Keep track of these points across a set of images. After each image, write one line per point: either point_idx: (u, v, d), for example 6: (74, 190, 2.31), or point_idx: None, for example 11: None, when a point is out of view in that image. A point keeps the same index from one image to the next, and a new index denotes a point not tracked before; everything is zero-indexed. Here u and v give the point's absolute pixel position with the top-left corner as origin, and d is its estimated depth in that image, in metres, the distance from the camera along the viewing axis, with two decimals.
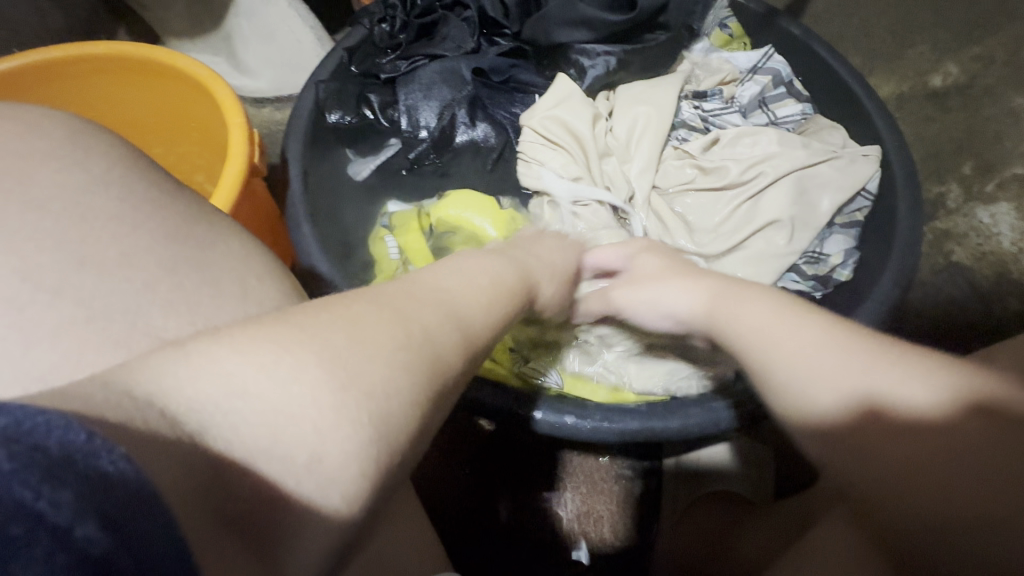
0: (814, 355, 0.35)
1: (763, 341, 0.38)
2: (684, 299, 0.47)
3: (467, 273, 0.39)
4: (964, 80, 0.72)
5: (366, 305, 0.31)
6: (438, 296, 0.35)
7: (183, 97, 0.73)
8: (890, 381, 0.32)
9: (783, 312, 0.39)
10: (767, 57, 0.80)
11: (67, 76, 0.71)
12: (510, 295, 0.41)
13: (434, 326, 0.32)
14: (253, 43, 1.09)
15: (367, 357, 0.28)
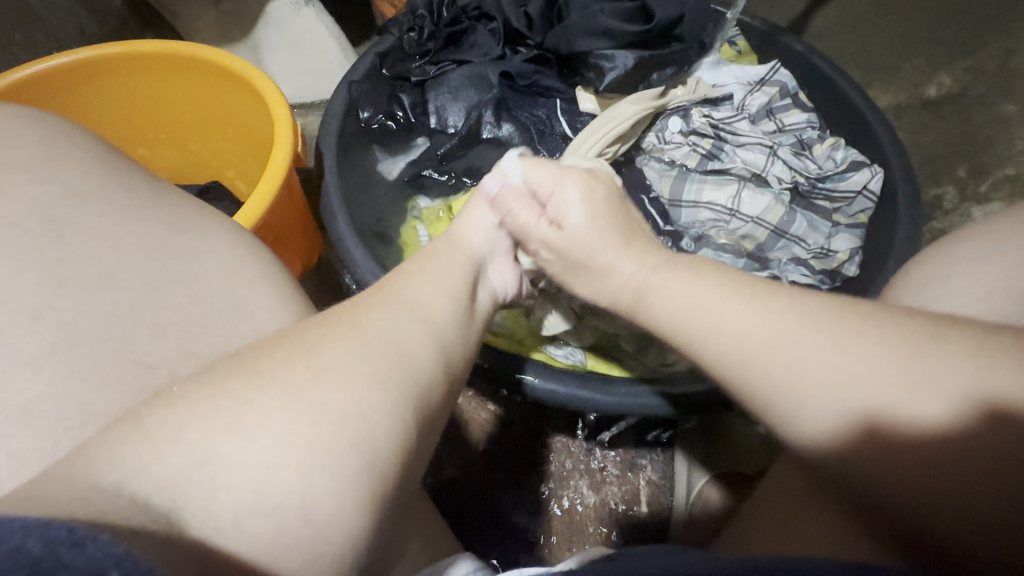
0: (791, 330, 0.37)
1: (715, 313, 0.40)
2: (623, 264, 0.48)
3: (432, 279, 0.44)
4: (958, 90, 0.77)
5: (344, 345, 0.35)
6: (398, 314, 0.39)
7: (224, 94, 0.77)
8: (867, 383, 0.34)
9: (728, 291, 0.41)
10: (773, 71, 0.85)
11: (116, 73, 0.75)
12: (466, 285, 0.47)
13: (392, 328, 0.37)
14: (281, 53, 1.14)
15: (356, 385, 0.33)
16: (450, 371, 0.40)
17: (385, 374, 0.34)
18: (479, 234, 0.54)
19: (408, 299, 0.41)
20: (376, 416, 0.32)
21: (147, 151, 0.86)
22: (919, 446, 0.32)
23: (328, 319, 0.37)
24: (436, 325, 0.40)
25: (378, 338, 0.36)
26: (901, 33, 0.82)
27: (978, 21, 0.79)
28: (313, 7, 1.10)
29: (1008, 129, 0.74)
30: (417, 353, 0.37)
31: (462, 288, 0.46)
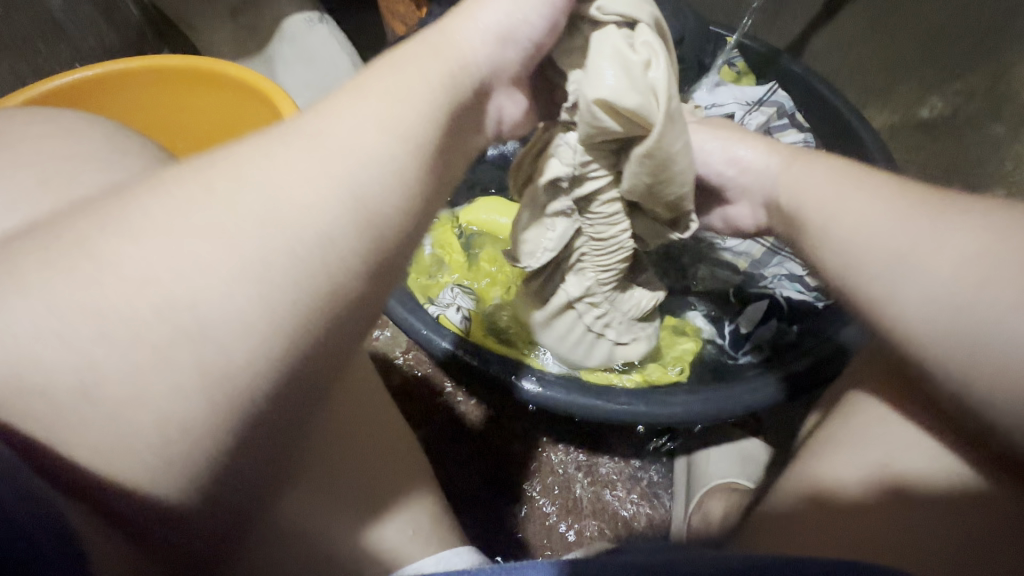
0: (878, 219, 0.42)
1: (828, 210, 0.46)
2: (755, 155, 0.54)
3: (364, 110, 0.34)
4: (950, 112, 0.78)
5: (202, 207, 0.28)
6: (292, 153, 0.31)
7: (241, 108, 0.80)
8: (965, 274, 0.36)
9: (865, 188, 0.45)
10: (771, 92, 0.88)
11: (137, 85, 0.78)
12: (427, 130, 0.35)
13: (282, 202, 0.29)
14: (293, 65, 1.17)
15: (205, 256, 0.27)
16: (388, 249, 0.32)
17: (243, 241, 0.28)
18: (473, 39, 0.41)
19: (321, 150, 0.32)
20: (221, 304, 0.27)
21: None
22: (996, 384, 0.34)
23: (210, 168, 0.31)
24: (360, 171, 0.31)
25: (248, 197, 0.29)
26: (894, 54, 0.81)
27: (973, 39, 0.74)
28: (326, 23, 1.15)
29: (997, 146, 0.73)
30: (301, 209, 0.29)
31: (410, 132, 0.34)
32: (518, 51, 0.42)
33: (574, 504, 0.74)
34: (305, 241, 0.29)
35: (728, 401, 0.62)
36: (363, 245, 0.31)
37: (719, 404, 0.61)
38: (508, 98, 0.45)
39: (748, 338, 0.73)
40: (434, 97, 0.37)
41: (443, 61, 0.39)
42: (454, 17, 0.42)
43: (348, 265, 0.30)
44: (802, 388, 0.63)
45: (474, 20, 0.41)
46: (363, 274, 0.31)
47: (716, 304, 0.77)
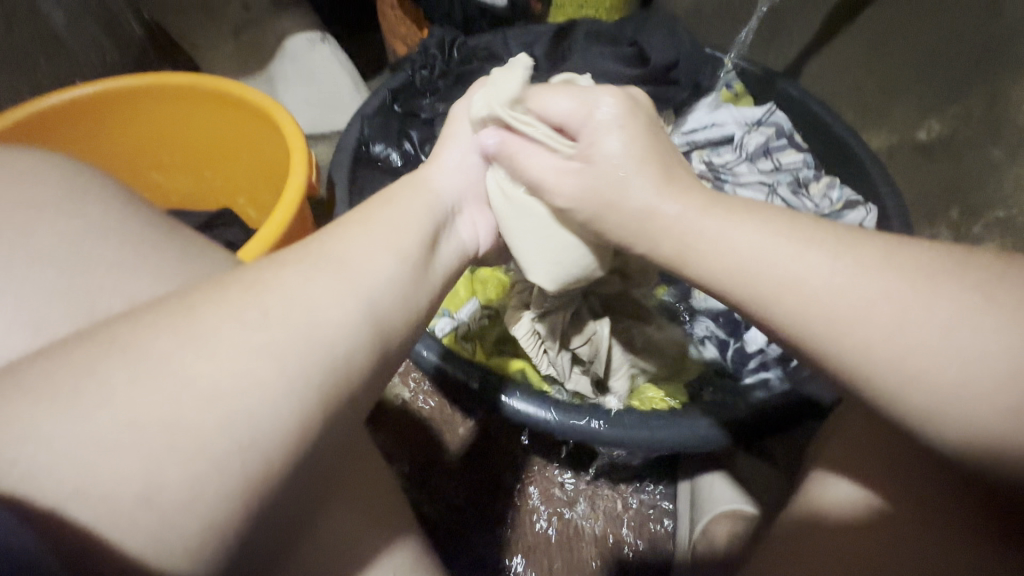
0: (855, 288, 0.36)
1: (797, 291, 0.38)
2: (668, 204, 0.42)
3: (375, 233, 0.43)
4: (947, 135, 0.76)
5: (244, 319, 0.33)
6: (318, 272, 0.37)
7: (241, 125, 0.80)
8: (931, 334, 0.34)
9: (796, 239, 0.39)
10: (770, 113, 0.89)
11: (139, 100, 0.77)
12: (421, 247, 0.45)
13: (313, 290, 0.36)
14: (293, 85, 1.18)
15: (256, 368, 0.31)
16: (392, 354, 0.39)
17: (287, 349, 0.33)
18: (444, 181, 0.53)
19: (334, 254, 0.40)
20: (267, 391, 0.31)
21: (161, 176, 0.87)
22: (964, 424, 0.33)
23: (239, 283, 0.35)
24: (378, 286, 0.39)
25: (284, 305, 0.34)
26: (888, 77, 0.81)
27: (967, 62, 0.72)
28: (327, 44, 1.16)
29: (995, 172, 0.71)
30: (335, 323, 0.35)
31: (409, 246, 0.44)
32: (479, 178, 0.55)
33: (575, 536, 0.71)
34: (341, 342, 0.35)
35: (716, 428, 0.60)
36: (381, 348, 0.38)
37: (692, 431, 0.60)
38: (476, 217, 0.55)
39: (754, 355, 0.72)
40: (422, 223, 0.48)
41: (425, 195, 0.51)
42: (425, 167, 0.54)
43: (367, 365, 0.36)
44: (758, 426, 0.62)
45: (441, 164, 0.54)
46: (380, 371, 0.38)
47: (722, 326, 0.75)
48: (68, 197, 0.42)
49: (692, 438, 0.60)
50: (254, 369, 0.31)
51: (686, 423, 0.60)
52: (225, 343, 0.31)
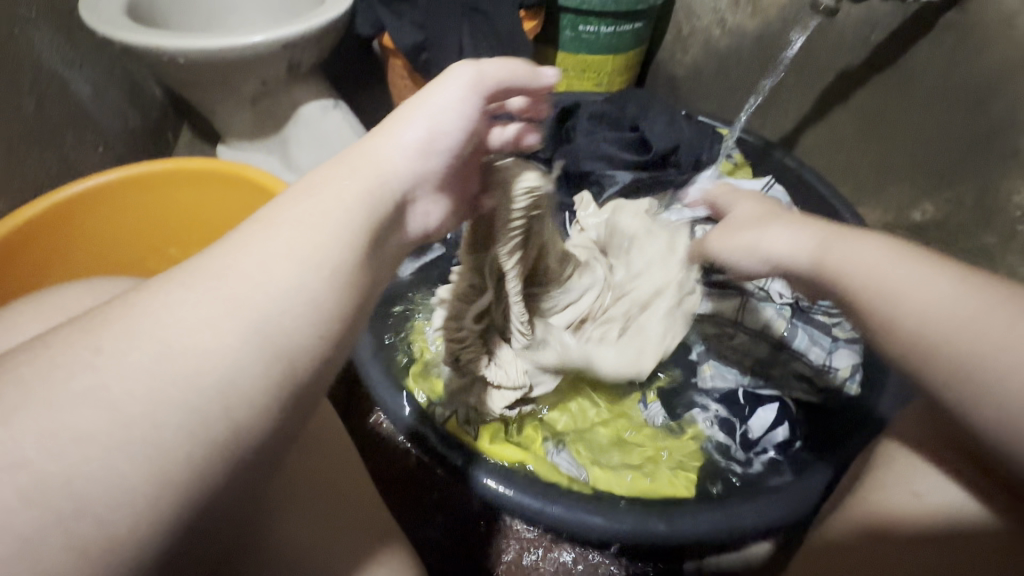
0: (962, 306, 0.36)
1: (888, 289, 0.40)
2: (789, 240, 0.50)
3: (283, 241, 0.34)
4: (940, 219, 0.79)
5: (82, 363, 0.28)
6: (195, 297, 0.31)
7: (255, 204, 0.83)
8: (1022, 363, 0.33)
9: (912, 259, 0.41)
10: (769, 185, 0.91)
11: (162, 183, 0.83)
12: (347, 251, 0.36)
13: (201, 338, 0.30)
14: (306, 147, 1.21)
15: (86, 423, 0.27)
16: (295, 394, 0.32)
17: (126, 401, 0.27)
18: (391, 155, 0.41)
19: (233, 270, 0.32)
20: (99, 452, 0.26)
21: (177, 250, 0.90)
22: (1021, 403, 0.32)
23: (98, 316, 0.30)
24: (264, 308, 0.32)
25: (164, 356, 0.29)
26: (882, 157, 0.85)
27: (955, 157, 0.75)
28: (339, 110, 1.21)
29: (989, 258, 0.74)
30: (194, 359, 0.29)
31: (321, 253, 0.35)
32: (443, 162, 0.43)
33: None
34: (204, 381, 0.29)
35: (721, 526, 0.61)
36: (265, 385, 0.31)
37: (700, 528, 0.61)
38: (431, 203, 0.45)
39: (758, 441, 0.73)
40: (359, 219, 0.38)
41: (364, 172, 0.39)
42: (374, 133, 0.42)
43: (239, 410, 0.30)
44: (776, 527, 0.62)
45: (395, 137, 0.41)
46: (270, 411, 0.31)
47: (728, 407, 0.76)
48: None
49: (699, 530, 0.61)
50: (82, 426, 0.26)
51: (689, 518, 0.61)
52: (50, 398, 0.27)
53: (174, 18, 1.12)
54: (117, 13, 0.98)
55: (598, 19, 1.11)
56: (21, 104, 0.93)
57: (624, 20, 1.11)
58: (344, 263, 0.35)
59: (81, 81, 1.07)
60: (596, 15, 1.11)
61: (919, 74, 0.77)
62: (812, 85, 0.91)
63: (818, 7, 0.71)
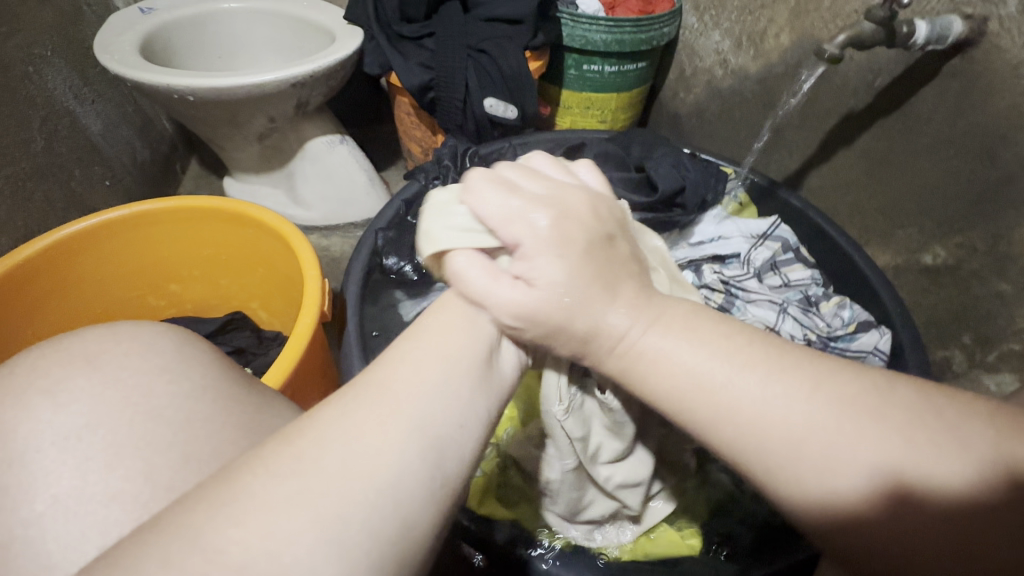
0: (789, 397, 0.33)
1: (710, 388, 0.34)
2: (606, 313, 0.36)
3: (430, 349, 0.37)
4: (953, 263, 0.77)
5: (294, 465, 0.29)
6: (359, 407, 0.32)
7: (259, 241, 0.83)
8: (861, 454, 0.31)
9: (732, 350, 0.35)
10: (775, 226, 0.91)
11: (166, 221, 0.83)
12: (478, 353, 0.38)
13: (365, 437, 0.30)
14: (313, 181, 1.23)
15: (294, 526, 0.26)
16: (444, 495, 0.31)
17: (325, 500, 0.27)
18: None
19: (384, 383, 0.34)
20: (310, 533, 0.26)
21: (180, 286, 0.91)
22: (822, 509, 0.31)
23: (286, 435, 0.31)
24: (426, 413, 0.33)
25: (331, 461, 0.29)
26: (889, 199, 0.85)
27: (965, 201, 0.74)
28: (346, 144, 1.22)
29: (1005, 306, 0.71)
30: (377, 463, 0.29)
31: (460, 363, 0.36)
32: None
33: None
34: (379, 482, 0.29)
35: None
36: (429, 481, 0.31)
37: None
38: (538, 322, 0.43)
39: None
40: (489, 325, 0.40)
41: (480, 292, 0.41)
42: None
43: (410, 500, 0.29)
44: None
45: None
46: (430, 507, 0.30)
47: None
48: (87, 364, 0.42)
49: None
50: (292, 524, 0.26)
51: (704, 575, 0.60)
52: (261, 504, 0.27)
53: (186, 55, 1.14)
54: (131, 52, 1.00)
55: (603, 59, 1.13)
56: (30, 138, 0.94)
57: (628, 60, 1.13)
58: (477, 366, 0.37)
59: (90, 115, 1.09)
60: (600, 55, 1.12)
61: (924, 117, 0.76)
62: (817, 127, 0.92)
63: (821, 54, 0.71)
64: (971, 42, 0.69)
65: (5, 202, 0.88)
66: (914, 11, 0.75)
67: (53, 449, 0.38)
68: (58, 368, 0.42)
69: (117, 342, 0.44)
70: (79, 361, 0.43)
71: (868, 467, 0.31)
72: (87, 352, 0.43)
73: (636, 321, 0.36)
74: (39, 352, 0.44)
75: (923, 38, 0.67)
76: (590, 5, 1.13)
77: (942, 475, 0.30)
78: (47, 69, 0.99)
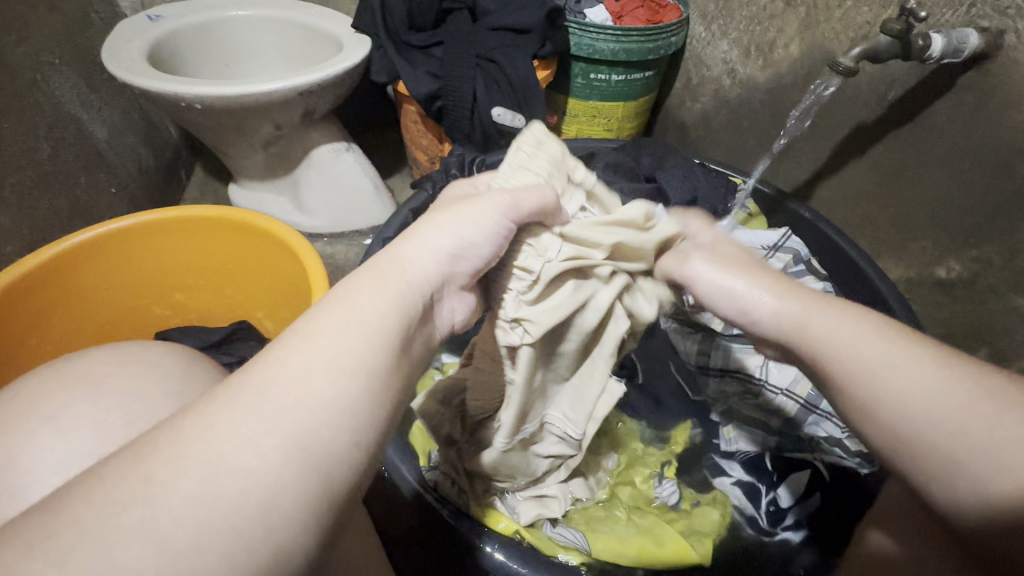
0: (948, 394, 0.37)
1: (871, 371, 0.40)
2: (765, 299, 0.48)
3: (316, 348, 0.32)
4: (968, 277, 0.76)
5: (146, 490, 0.25)
6: (229, 418, 0.28)
7: (265, 251, 0.82)
8: (1011, 456, 0.34)
9: (898, 345, 0.40)
10: (785, 238, 0.90)
11: (172, 231, 0.82)
12: (377, 353, 0.33)
13: (234, 453, 0.27)
14: (317, 189, 1.22)
15: (147, 551, 0.23)
16: (334, 506, 0.29)
17: (177, 526, 0.24)
18: (427, 259, 0.39)
19: (260, 388, 0.29)
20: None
21: (184, 296, 0.90)
22: (984, 508, 0.34)
23: (142, 446, 0.27)
24: (313, 420, 0.29)
25: (185, 484, 0.25)
26: (901, 212, 0.84)
27: (981, 215, 0.73)
28: (352, 152, 1.21)
29: (1021, 321, 0.71)
30: (242, 483, 0.26)
31: (357, 360, 0.32)
32: (470, 268, 0.41)
33: None
34: (249, 506, 0.26)
35: None
36: (309, 495, 0.28)
37: None
38: (458, 300, 0.43)
39: (788, 513, 0.69)
40: (395, 322, 0.35)
41: (392, 278, 0.37)
42: (403, 239, 0.40)
43: (288, 518, 0.27)
44: None
45: (425, 239, 0.40)
46: (310, 531, 0.28)
47: (752, 472, 0.73)
48: (91, 386, 0.41)
49: None
50: (134, 558, 0.23)
51: None
52: (100, 530, 0.23)
53: (192, 62, 1.14)
54: (137, 59, 0.99)
55: (609, 68, 1.13)
56: (36, 146, 0.93)
57: (635, 69, 1.13)
58: (378, 367, 0.33)
59: (96, 122, 1.08)
60: (607, 64, 1.12)
61: (938, 130, 0.76)
62: (827, 138, 0.91)
63: (836, 66, 0.71)
64: (987, 56, 0.68)
65: (10, 211, 0.87)
66: (928, 24, 0.74)
67: (55, 476, 0.37)
68: (66, 389, 0.41)
69: (123, 363, 0.44)
70: (82, 384, 0.42)
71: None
72: (91, 374, 0.42)
73: (800, 308, 0.46)
74: (47, 373, 0.43)
75: (939, 51, 0.66)
76: (597, 14, 1.13)
77: None
78: (54, 76, 0.99)
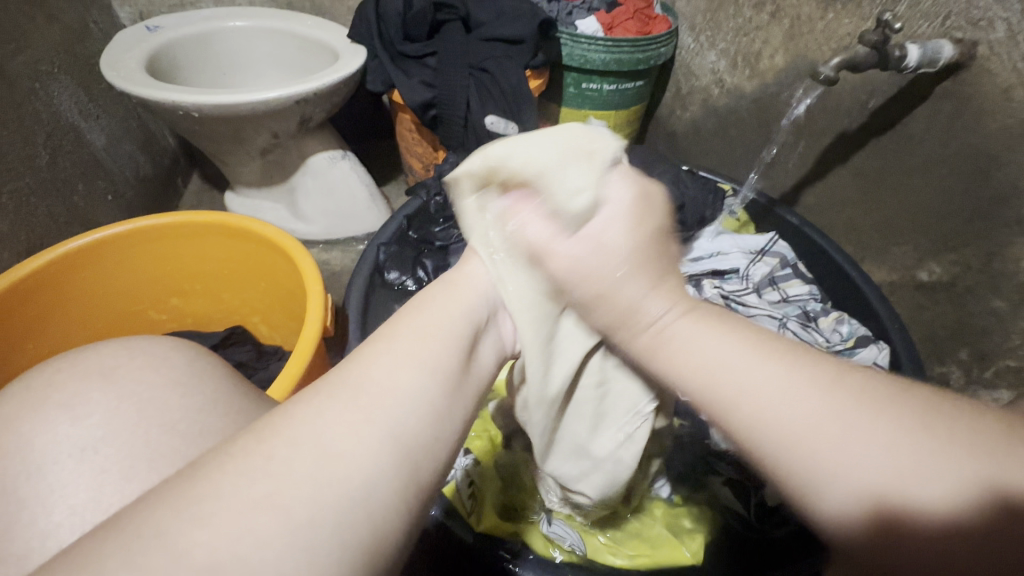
0: (788, 386, 0.30)
1: (707, 366, 0.32)
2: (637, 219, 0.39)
3: (397, 352, 0.35)
4: (948, 280, 0.79)
5: (261, 471, 0.26)
6: (331, 407, 0.30)
7: (261, 255, 0.83)
8: (813, 445, 0.28)
9: (726, 331, 0.33)
10: (772, 243, 0.92)
11: (171, 236, 0.84)
12: (448, 357, 0.37)
13: (338, 435, 0.29)
14: (314, 196, 1.23)
15: (269, 520, 0.24)
16: (422, 498, 0.30)
17: (297, 499, 0.25)
18: (481, 286, 0.45)
19: (357, 383, 0.32)
20: (274, 553, 0.23)
21: (181, 300, 0.91)
22: (823, 519, 0.27)
23: (257, 431, 0.29)
24: (401, 410, 0.31)
25: (300, 461, 0.27)
26: (885, 217, 0.86)
27: (960, 219, 0.75)
28: (348, 160, 1.23)
29: (1000, 322, 0.72)
30: (348, 457, 0.28)
31: (433, 362, 0.36)
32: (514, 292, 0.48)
33: None
34: (350, 483, 0.27)
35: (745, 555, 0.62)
36: (403, 478, 0.29)
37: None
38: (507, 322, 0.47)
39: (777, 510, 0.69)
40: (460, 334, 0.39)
41: (459, 299, 0.42)
42: (458, 273, 0.46)
43: (387, 505, 0.27)
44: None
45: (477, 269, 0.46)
46: (402, 518, 0.28)
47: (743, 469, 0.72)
48: (88, 381, 0.42)
49: None
50: (265, 522, 0.24)
51: None
52: (225, 502, 0.24)
53: (188, 71, 1.15)
54: (135, 69, 1.01)
55: (601, 78, 1.15)
56: (35, 153, 0.94)
57: (626, 79, 1.15)
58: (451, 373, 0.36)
59: (94, 130, 1.09)
60: (599, 74, 1.15)
61: (917, 138, 0.78)
62: (812, 145, 0.93)
63: (817, 76, 0.73)
64: (962, 66, 0.70)
65: (8, 217, 0.88)
66: (906, 35, 0.77)
67: (52, 468, 0.37)
68: (63, 386, 0.42)
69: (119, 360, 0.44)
70: (78, 380, 0.42)
71: (856, 482, 0.26)
72: (89, 370, 0.43)
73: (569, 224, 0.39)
74: (43, 370, 0.44)
75: (916, 61, 0.68)
76: (588, 26, 1.16)
77: (944, 500, 0.25)
78: (53, 85, 1.00)
